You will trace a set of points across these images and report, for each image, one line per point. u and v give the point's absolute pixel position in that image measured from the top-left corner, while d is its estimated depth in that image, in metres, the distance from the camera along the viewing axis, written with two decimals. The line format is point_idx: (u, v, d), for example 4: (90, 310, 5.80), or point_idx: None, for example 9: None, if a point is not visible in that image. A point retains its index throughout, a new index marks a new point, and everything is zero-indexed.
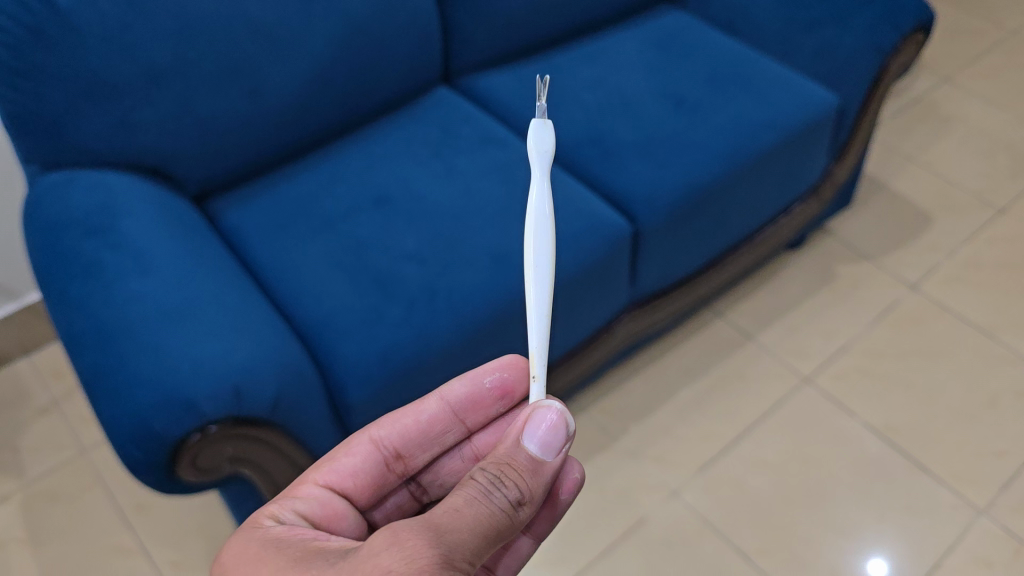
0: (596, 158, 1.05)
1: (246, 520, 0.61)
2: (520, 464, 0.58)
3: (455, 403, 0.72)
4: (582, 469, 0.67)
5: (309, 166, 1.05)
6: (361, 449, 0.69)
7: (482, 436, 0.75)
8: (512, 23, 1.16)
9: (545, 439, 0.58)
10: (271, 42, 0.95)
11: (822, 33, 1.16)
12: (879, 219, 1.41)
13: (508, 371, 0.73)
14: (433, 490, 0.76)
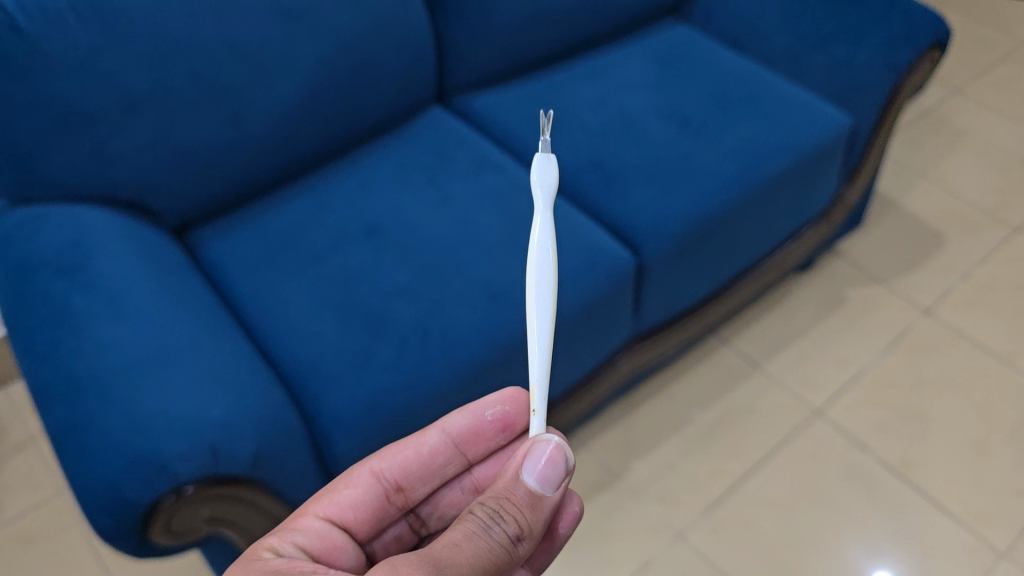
0: (598, 185, 1.00)
1: (243, 552, 0.58)
2: (519, 499, 0.58)
3: (456, 435, 0.69)
4: (582, 503, 0.66)
5: (297, 193, 1.00)
6: (362, 482, 0.67)
7: (483, 469, 0.72)
8: (509, 40, 1.10)
9: (544, 473, 0.58)
10: (254, 65, 0.90)
11: (834, 50, 1.11)
12: (891, 239, 1.36)
13: (509, 404, 0.70)
14: (433, 522, 0.72)
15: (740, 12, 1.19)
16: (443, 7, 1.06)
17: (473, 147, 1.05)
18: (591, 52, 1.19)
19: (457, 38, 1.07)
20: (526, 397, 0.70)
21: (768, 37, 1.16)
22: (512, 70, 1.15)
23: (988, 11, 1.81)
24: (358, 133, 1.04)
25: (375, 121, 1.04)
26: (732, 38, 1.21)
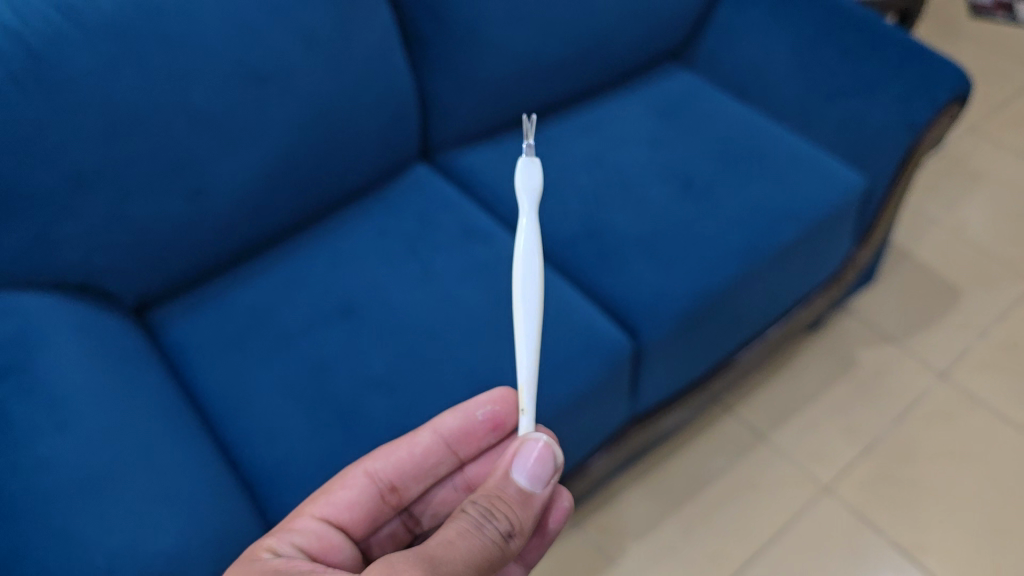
0: (593, 257, 0.92)
1: (242, 553, 0.60)
2: (510, 497, 0.60)
3: (448, 434, 0.72)
4: (571, 498, 0.70)
5: (267, 266, 0.92)
6: (355, 483, 0.68)
7: (473, 467, 0.75)
8: (500, 93, 1.03)
9: (533, 471, 0.61)
10: (218, 133, 0.82)
11: (846, 105, 1.03)
12: (904, 294, 1.29)
13: (499, 404, 0.74)
14: (427, 521, 0.74)
15: (747, 60, 1.12)
16: (424, 59, 0.97)
17: (458, 213, 0.98)
18: (587, 102, 1.12)
19: (442, 92, 0.99)
20: (514, 397, 0.74)
21: (778, 88, 1.09)
22: (504, 124, 1.08)
23: (1001, 44, 1.74)
24: (335, 198, 0.96)
25: (353, 185, 0.97)
26: (738, 88, 1.14)
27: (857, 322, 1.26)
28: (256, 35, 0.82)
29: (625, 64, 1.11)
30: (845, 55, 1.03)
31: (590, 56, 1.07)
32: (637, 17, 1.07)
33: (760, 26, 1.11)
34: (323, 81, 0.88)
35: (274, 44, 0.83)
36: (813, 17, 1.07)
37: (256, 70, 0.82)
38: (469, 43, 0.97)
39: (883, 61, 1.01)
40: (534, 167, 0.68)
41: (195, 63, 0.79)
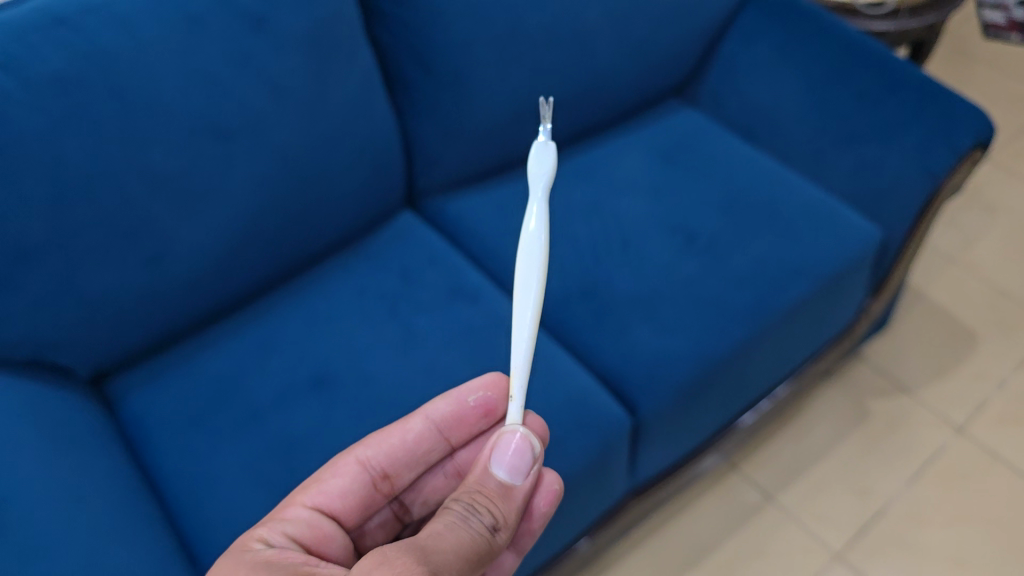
0: (590, 319, 0.86)
1: (234, 544, 0.56)
2: (490, 490, 0.59)
3: (441, 422, 0.68)
4: (557, 476, 0.67)
5: (238, 330, 0.86)
6: (350, 473, 0.64)
7: (462, 454, 0.72)
8: (491, 138, 0.96)
9: (513, 463, 0.60)
10: (180, 194, 0.76)
11: (863, 151, 0.96)
12: (919, 339, 1.22)
13: (491, 391, 0.71)
14: (417, 509, 0.71)
15: (754, 99, 1.05)
16: (409, 103, 0.91)
17: (444, 268, 0.91)
18: (585, 142, 1.05)
19: (429, 137, 0.92)
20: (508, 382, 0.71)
21: (787, 129, 1.03)
22: (496, 168, 1.01)
23: (1017, 70, 1.68)
24: (313, 254, 0.90)
25: (332, 238, 0.90)
26: (745, 128, 1.07)
27: (869, 370, 1.19)
28: (222, 88, 0.75)
29: (626, 103, 1.05)
30: (863, 96, 0.97)
31: (588, 96, 1.00)
32: (639, 54, 1.01)
33: (768, 63, 1.04)
34: (297, 133, 0.81)
35: (242, 98, 0.76)
36: (828, 53, 1.00)
37: (219, 126, 0.76)
38: (458, 85, 0.90)
39: (908, 102, 0.94)
40: (550, 153, 0.69)
41: (153, 122, 0.72)
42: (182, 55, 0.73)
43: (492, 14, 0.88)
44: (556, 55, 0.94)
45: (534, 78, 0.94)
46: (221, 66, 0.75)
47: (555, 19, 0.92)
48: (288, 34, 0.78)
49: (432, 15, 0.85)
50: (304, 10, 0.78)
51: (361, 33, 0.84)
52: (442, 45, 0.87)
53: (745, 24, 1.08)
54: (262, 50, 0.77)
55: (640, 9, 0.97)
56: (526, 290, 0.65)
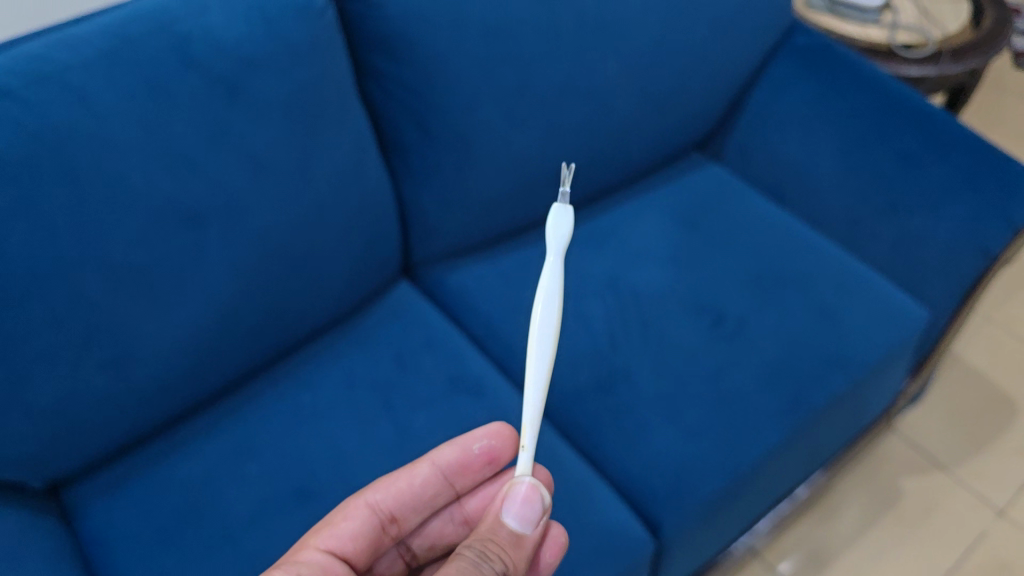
0: (606, 418, 0.77)
1: None
2: (501, 539, 0.51)
3: (449, 468, 0.61)
4: (563, 529, 0.59)
5: (213, 430, 0.76)
6: (356, 515, 0.57)
7: (470, 501, 0.65)
8: (497, 205, 0.87)
9: (524, 512, 0.52)
10: (146, 291, 0.66)
11: (904, 221, 0.87)
12: (955, 409, 1.13)
13: (497, 439, 0.63)
14: (423, 554, 0.65)
15: (787, 157, 0.97)
16: (407, 171, 0.81)
17: (443, 354, 0.82)
18: (600, 204, 0.96)
19: (427, 207, 0.83)
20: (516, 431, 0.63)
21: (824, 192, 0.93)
22: (501, 233, 0.92)
23: None
24: (296, 339, 0.80)
25: (319, 321, 0.81)
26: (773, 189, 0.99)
27: (903, 442, 1.10)
28: (193, 168, 0.66)
29: (645, 161, 0.96)
30: (908, 160, 0.87)
31: (604, 157, 0.91)
32: (661, 110, 0.92)
33: (802, 119, 0.95)
34: (279, 212, 0.72)
35: (216, 178, 0.67)
36: (867, 109, 0.90)
37: (194, 211, 0.67)
38: (462, 152, 0.81)
39: (954, 167, 0.84)
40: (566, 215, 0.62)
41: (114, 212, 0.63)
42: (146, 132, 0.63)
43: (500, 73, 0.78)
44: (571, 115, 0.85)
45: (547, 140, 0.85)
46: (192, 142, 0.65)
47: (570, 76, 0.82)
48: (266, 103, 0.68)
49: (434, 76, 0.75)
50: (285, 75, 0.69)
51: (354, 97, 0.75)
52: (445, 108, 0.77)
53: (778, 74, 0.98)
54: (239, 122, 0.67)
55: (663, 62, 0.88)
56: (537, 349, 0.56)
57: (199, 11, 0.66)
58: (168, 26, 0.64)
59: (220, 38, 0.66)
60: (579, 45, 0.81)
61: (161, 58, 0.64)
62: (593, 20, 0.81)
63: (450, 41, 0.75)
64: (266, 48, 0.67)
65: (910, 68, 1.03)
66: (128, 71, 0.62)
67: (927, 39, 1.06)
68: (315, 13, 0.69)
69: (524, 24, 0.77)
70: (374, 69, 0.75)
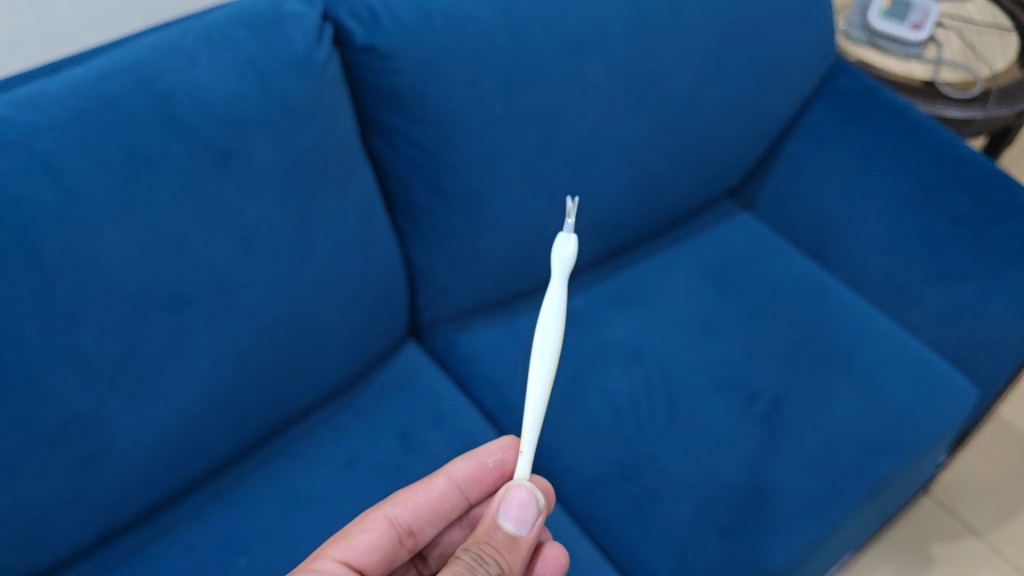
0: (630, 510, 0.70)
1: None
2: (498, 542, 0.53)
3: (465, 482, 0.62)
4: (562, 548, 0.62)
5: (198, 519, 0.68)
6: (376, 530, 0.58)
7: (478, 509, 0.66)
8: (512, 267, 0.80)
9: (519, 516, 0.54)
10: (123, 381, 0.59)
11: (952, 290, 0.81)
12: (998, 475, 1.07)
13: (508, 452, 0.65)
14: (434, 562, 0.66)
15: (827, 216, 0.91)
16: (416, 232, 0.74)
17: (452, 431, 0.76)
18: (622, 259, 0.90)
19: (438, 269, 0.76)
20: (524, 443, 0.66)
21: (862, 256, 0.88)
22: (519, 295, 0.85)
23: None
24: (292, 416, 0.73)
25: (318, 396, 0.74)
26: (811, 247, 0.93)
27: (941, 508, 1.03)
28: (175, 246, 0.58)
29: (671, 212, 0.89)
30: (959, 225, 0.81)
31: (630, 212, 0.84)
32: (691, 161, 0.85)
33: (847, 172, 0.89)
34: (275, 289, 0.65)
35: (202, 255, 0.60)
36: (918, 165, 0.84)
37: (179, 293, 0.59)
38: (476, 213, 0.74)
39: (1014, 236, 0.77)
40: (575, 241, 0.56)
41: (85, 298, 0.55)
42: (123, 207, 0.56)
43: (521, 129, 0.71)
44: (596, 171, 0.78)
45: (570, 197, 0.78)
46: (176, 216, 0.58)
47: (596, 129, 0.75)
48: (258, 170, 0.61)
49: (449, 133, 0.68)
50: (282, 139, 0.61)
51: (360, 156, 0.68)
52: (460, 167, 0.70)
53: (816, 118, 0.93)
54: (228, 193, 0.60)
55: (694, 112, 0.81)
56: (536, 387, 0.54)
57: (185, 65, 0.58)
58: (150, 83, 0.56)
59: (208, 98, 0.58)
60: (608, 97, 0.74)
61: (142, 121, 0.56)
62: (624, 71, 0.74)
63: (468, 95, 0.67)
64: (261, 108, 0.60)
65: (953, 109, 0.97)
66: (104, 138, 0.55)
67: (974, 77, 0.99)
68: (315, 68, 0.62)
69: (549, 75, 0.70)
70: (382, 124, 0.68)
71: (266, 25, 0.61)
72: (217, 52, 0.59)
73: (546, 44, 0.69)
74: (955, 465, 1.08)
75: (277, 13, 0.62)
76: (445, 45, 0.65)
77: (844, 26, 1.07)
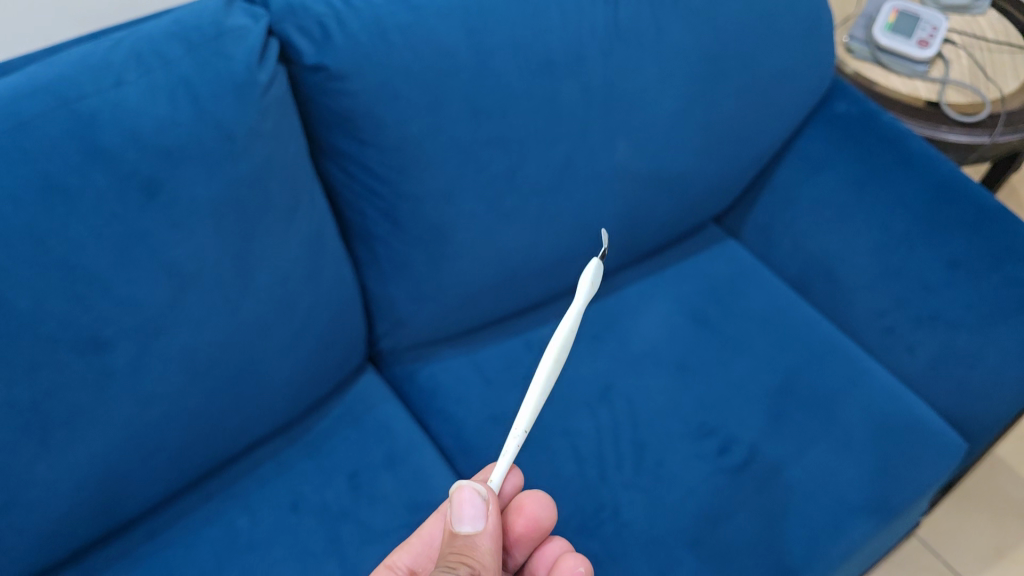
0: (589, 564, 0.67)
1: None
2: (463, 548, 0.48)
3: None
4: (578, 559, 0.57)
5: (129, 562, 0.64)
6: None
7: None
8: (474, 299, 0.76)
9: (470, 513, 0.49)
10: (37, 428, 0.53)
11: (943, 335, 0.79)
12: (986, 519, 1.05)
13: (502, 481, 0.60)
14: None
15: (814, 248, 0.89)
16: (372, 262, 0.70)
17: (405, 472, 0.72)
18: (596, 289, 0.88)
19: (397, 300, 0.72)
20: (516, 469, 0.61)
21: (851, 293, 0.86)
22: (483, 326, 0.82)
23: None
24: (235, 453, 0.69)
25: (266, 431, 0.70)
26: (796, 280, 0.91)
27: (924, 548, 1.02)
28: (96, 286, 0.52)
29: (649, 240, 0.87)
30: (954, 268, 0.79)
31: (602, 239, 0.81)
32: (672, 191, 0.83)
33: (840, 204, 0.87)
34: (209, 329, 0.59)
35: (126, 294, 0.53)
36: (911, 203, 0.82)
37: (99, 336, 0.54)
38: (436, 244, 0.69)
39: (1012, 282, 0.75)
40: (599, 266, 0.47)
41: None
42: (35, 246, 0.49)
43: (486, 156, 0.67)
44: (566, 200, 0.74)
45: (539, 227, 0.74)
46: (96, 254, 0.51)
47: (569, 158, 0.71)
48: (190, 202, 0.54)
49: (408, 161, 0.63)
50: (218, 168, 0.54)
51: (310, 183, 0.63)
52: (419, 196, 0.65)
53: (810, 146, 0.91)
54: (156, 227, 0.53)
55: (674, 139, 0.78)
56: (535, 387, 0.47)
57: (112, 85, 0.50)
58: (70, 105, 0.49)
59: (136, 123, 0.51)
60: (581, 123, 0.70)
61: (59, 148, 0.48)
62: (599, 96, 0.70)
63: (428, 121, 0.62)
64: (197, 134, 0.53)
65: (957, 134, 0.94)
66: (17, 169, 0.47)
67: (981, 99, 0.96)
68: (258, 90, 0.55)
69: (519, 99, 0.65)
70: (334, 149, 0.62)
71: (205, 41, 0.54)
72: (148, 70, 0.52)
73: (515, 66, 0.64)
74: (943, 505, 1.06)
75: (218, 27, 0.55)
76: (403, 65, 0.59)
77: (846, 39, 1.05)
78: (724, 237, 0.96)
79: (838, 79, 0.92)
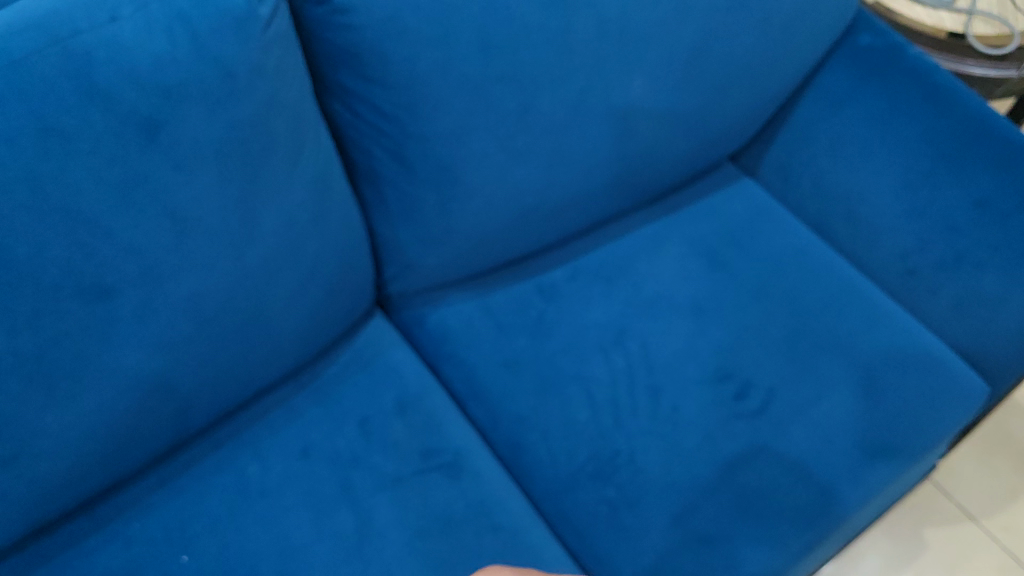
0: (603, 510, 0.66)
1: None
2: None
3: None
4: None
5: (140, 510, 0.64)
6: None
7: None
8: (486, 241, 0.75)
9: None
10: (42, 377, 0.52)
11: (967, 277, 0.78)
12: (995, 462, 1.05)
13: None
14: None
15: (836, 187, 0.88)
16: (380, 204, 0.68)
17: (416, 418, 0.71)
18: (607, 231, 0.87)
19: (405, 243, 0.71)
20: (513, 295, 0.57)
21: (874, 234, 0.85)
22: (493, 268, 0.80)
23: None
24: (244, 400, 0.68)
25: (274, 377, 0.69)
26: (816, 221, 0.90)
27: (934, 490, 1.02)
28: (96, 233, 0.50)
29: (663, 178, 0.85)
30: (980, 209, 0.78)
31: (615, 178, 0.79)
32: (687, 128, 0.80)
33: (861, 141, 0.85)
34: (215, 275, 0.58)
35: (128, 241, 0.52)
36: (936, 139, 0.80)
37: (102, 282, 0.52)
38: (445, 184, 0.67)
39: None
40: None
41: None
42: (33, 191, 0.47)
43: (498, 93, 0.64)
44: (580, 138, 0.72)
45: (551, 166, 0.72)
46: (96, 199, 0.49)
47: (583, 96, 0.69)
48: (191, 144, 0.52)
49: (416, 99, 0.61)
50: (218, 108, 0.52)
51: (315, 124, 0.60)
52: (427, 135, 0.63)
53: (832, 82, 0.88)
54: (158, 169, 0.51)
55: (691, 73, 0.75)
56: None
57: (106, 20, 0.47)
58: (63, 42, 0.46)
59: (132, 62, 0.48)
60: (596, 57, 0.67)
61: (52, 86, 0.46)
62: (616, 29, 0.67)
63: (437, 57, 0.59)
64: (194, 71, 0.50)
65: (983, 68, 0.97)
66: (9, 109, 0.45)
67: (1009, 31, 0.96)
68: (259, 25, 0.52)
69: (532, 32, 0.63)
70: (339, 86, 0.60)
71: None
72: (144, 3, 0.48)
73: None
74: (955, 448, 1.06)
75: None
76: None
77: None
78: (739, 175, 0.94)
79: (861, 9, 0.88)
